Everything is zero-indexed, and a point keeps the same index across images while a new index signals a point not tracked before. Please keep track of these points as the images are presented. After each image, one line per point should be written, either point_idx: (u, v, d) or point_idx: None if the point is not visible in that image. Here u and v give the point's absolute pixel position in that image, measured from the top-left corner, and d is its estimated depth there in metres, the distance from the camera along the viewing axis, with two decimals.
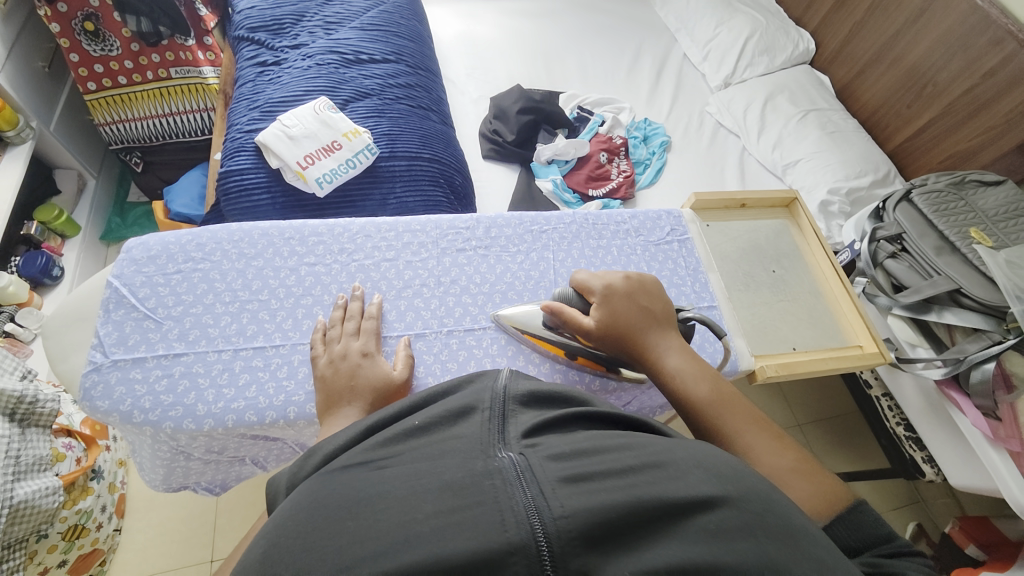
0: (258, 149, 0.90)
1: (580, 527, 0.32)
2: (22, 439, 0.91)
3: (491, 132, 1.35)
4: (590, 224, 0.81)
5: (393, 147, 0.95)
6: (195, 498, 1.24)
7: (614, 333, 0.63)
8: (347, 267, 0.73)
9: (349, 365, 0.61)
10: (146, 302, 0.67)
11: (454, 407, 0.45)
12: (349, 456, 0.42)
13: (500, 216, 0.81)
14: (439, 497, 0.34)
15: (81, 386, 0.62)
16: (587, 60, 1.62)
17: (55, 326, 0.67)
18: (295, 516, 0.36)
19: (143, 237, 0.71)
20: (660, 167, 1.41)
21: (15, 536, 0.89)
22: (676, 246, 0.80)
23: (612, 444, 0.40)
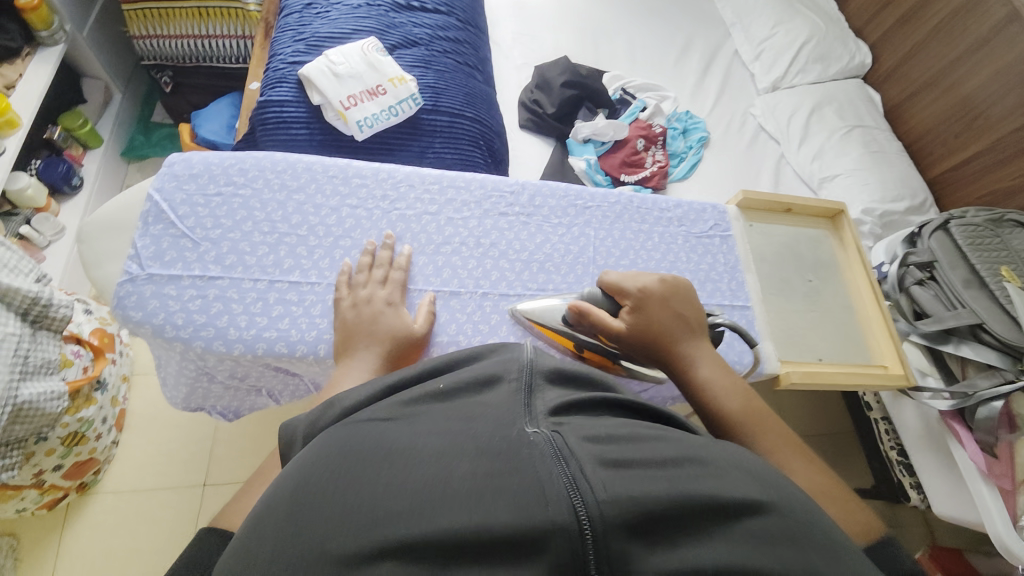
0: (300, 82, 0.87)
1: (625, 513, 0.32)
2: (32, 340, 0.91)
3: (532, 102, 1.32)
4: (635, 207, 0.80)
5: (437, 100, 0.92)
6: (194, 423, 1.26)
7: (644, 335, 0.63)
8: (388, 215, 0.73)
9: (372, 309, 0.62)
10: (185, 220, 0.67)
11: (481, 374, 0.47)
12: (370, 409, 0.43)
13: (545, 185, 0.80)
14: (476, 465, 0.35)
15: (115, 295, 0.62)
16: (635, 42, 1.57)
17: (91, 232, 0.68)
18: (326, 462, 0.37)
19: (186, 153, 0.70)
20: (696, 163, 1.39)
21: (16, 435, 0.90)
22: (717, 241, 0.80)
23: (648, 433, 0.40)
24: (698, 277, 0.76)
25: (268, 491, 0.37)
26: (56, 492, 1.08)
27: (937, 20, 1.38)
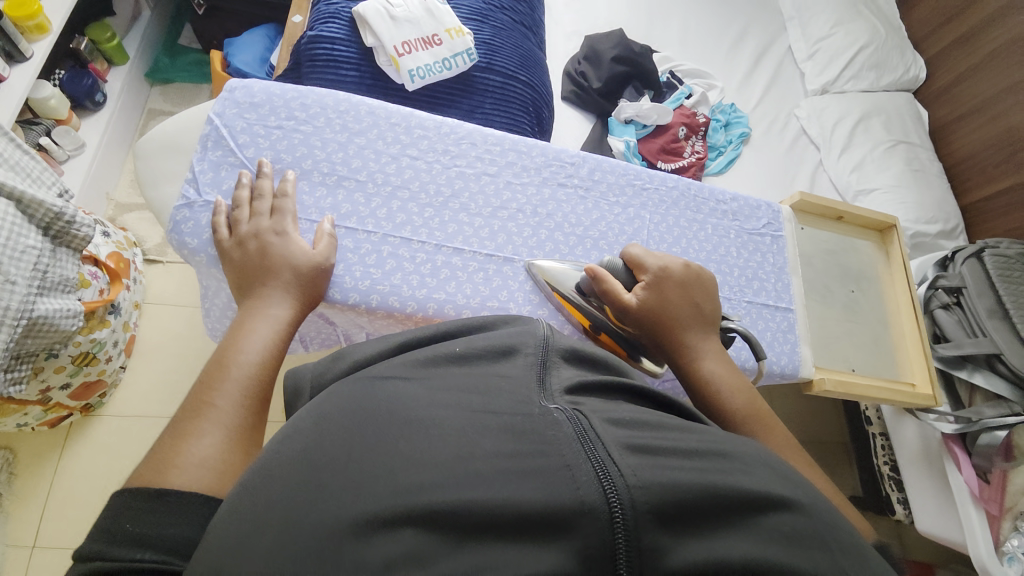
0: (354, 21, 0.84)
1: (654, 502, 0.31)
2: (52, 255, 0.89)
3: (578, 74, 1.28)
4: (691, 194, 0.79)
5: (491, 59, 0.89)
6: (202, 358, 1.26)
7: (656, 316, 0.63)
8: (446, 170, 0.73)
9: (258, 247, 0.60)
10: (244, 149, 0.67)
11: (496, 344, 0.47)
12: (380, 369, 0.43)
13: (606, 161, 0.79)
14: (500, 439, 0.35)
15: (172, 218, 0.64)
16: (688, 24, 1.51)
17: (149, 150, 0.68)
18: (344, 425, 0.36)
19: (247, 81, 0.70)
20: (733, 159, 1.36)
21: (28, 349, 0.89)
22: (768, 239, 0.80)
23: (669, 423, 0.39)
24: (747, 274, 0.76)
25: (274, 448, 0.36)
26: (61, 411, 1.09)
27: (994, 45, 1.35)
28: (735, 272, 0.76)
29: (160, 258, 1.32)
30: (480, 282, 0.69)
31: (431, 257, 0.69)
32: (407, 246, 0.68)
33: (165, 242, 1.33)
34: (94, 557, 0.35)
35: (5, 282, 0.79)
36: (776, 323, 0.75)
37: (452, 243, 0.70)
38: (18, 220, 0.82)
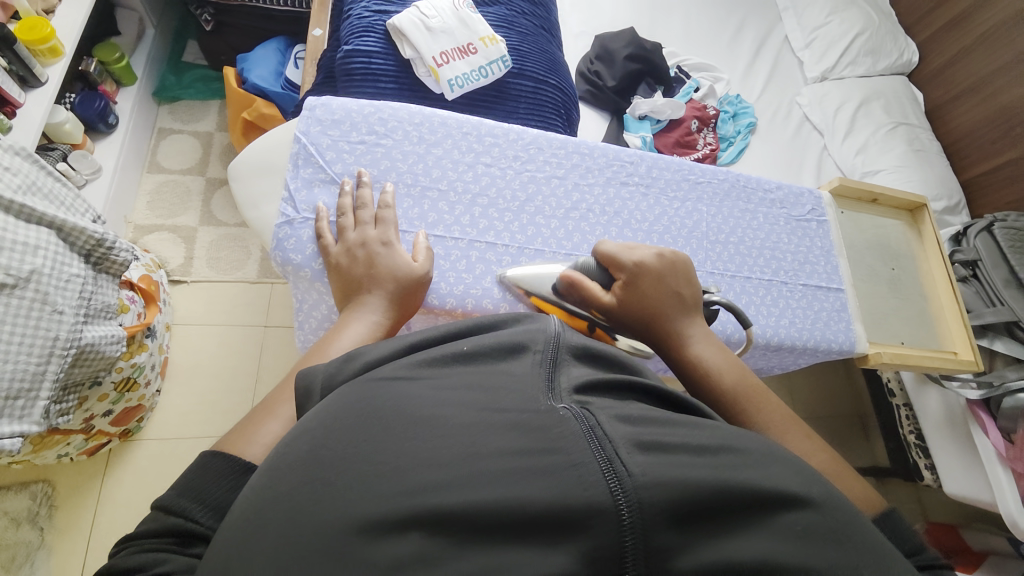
0: (389, 33, 0.85)
1: (662, 499, 0.30)
2: (94, 282, 0.89)
3: (591, 73, 1.31)
4: (742, 186, 0.83)
5: (523, 64, 0.91)
6: (238, 376, 1.26)
7: (633, 311, 0.63)
8: (519, 175, 0.77)
9: (366, 256, 0.64)
10: (332, 165, 0.71)
11: (503, 341, 0.43)
12: (389, 368, 0.40)
13: (661, 157, 0.82)
14: (505, 437, 0.34)
15: (276, 236, 0.68)
16: (691, 18, 1.54)
17: (244, 172, 0.73)
18: (343, 427, 0.35)
19: (326, 99, 0.74)
20: (743, 149, 1.39)
21: (75, 378, 0.88)
22: (815, 224, 0.85)
23: (679, 422, 0.37)
24: (800, 259, 0.82)
25: (277, 450, 0.36)
26: (101, 438, 1.08)
27: (983, 29, 1.41)
28: (788, 257, 0.82)
29: (184, 279, 1.31)
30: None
31: (515, 259, 0.73)
32: (492, 250, 0.73)
33: (188, 262, 1.33)
34: (178, 514, 0.40)
35: (53, 312, 0.78)
36: (830, 304, 0.81)
37: (533, 246, 0.74)
38: (60, 249, 0.81)
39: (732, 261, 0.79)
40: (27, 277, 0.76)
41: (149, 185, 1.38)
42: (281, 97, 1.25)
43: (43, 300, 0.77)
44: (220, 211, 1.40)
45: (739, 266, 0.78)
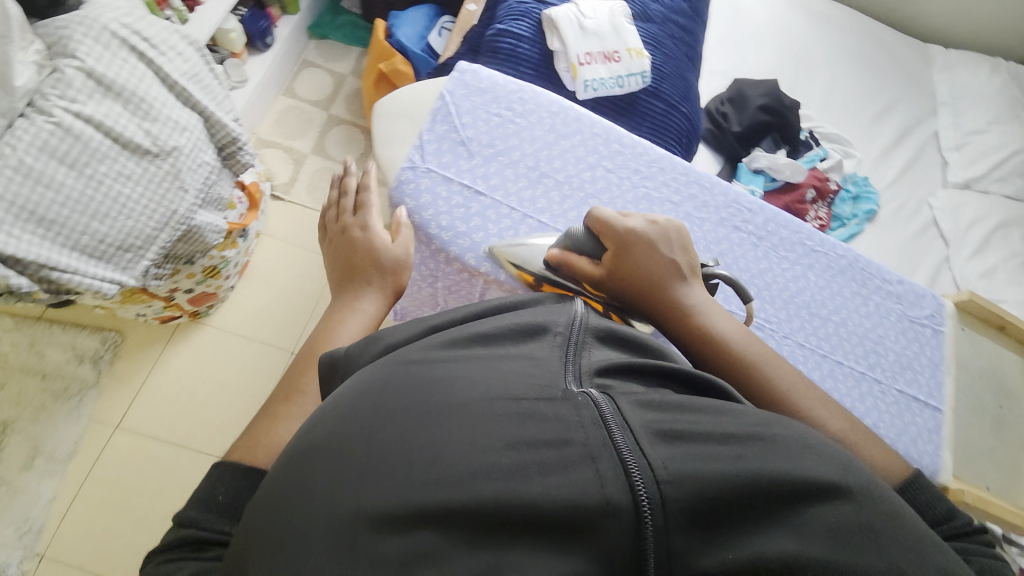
0: (542, 22, 0.88)
1: (687, 496, 0.31)
2: (217, 173, 0.97)
3: (718, 114, 1.28)
4: (860, 267, 0.79)
5: (660, 85, 0.91)
6: (299, 297, 1.34)
7: (635, 284, 0.59)
8: (635, 189, 0.77)
9: (348, 240, 0.68)
10: (466, 129, 0.77)
11: (526, 323, 0.46)
12: (417, 351, 0.42)
13: (783, 214, 0.80)
14: (514, 422, 0.33)
15: (399, 177, 0.75)
16: (837, 86, 1.46)
17: (389, 113, 0.82)
18: (366, 401, 0.36)
19: (477, 67, 0.81)
20: (855, 233, 1.30)
21: (177, 251, 0.97)
22: (928, 331, 0.78)
23: (704, 406, 0.37)
24: (903, 361, 0.75)
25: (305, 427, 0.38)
26: (175, 311, 1.18)
27: None
28: (890, 356, 0.75)
29: (283, 196, 1.42)
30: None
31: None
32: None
33: (290, 183, 1.44)
34: (190, 525, 0.42)
35: (179, 187, 0.86)
36: (922, 420, 0.73)
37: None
38: (202, 136, 0.90)
39: (827, 339, 0.74)
40: (168, 152, 0.84)
41: (279, 105, 1.51)
42: (418, 59, 1.32)
43: (174, 174, 0.85)
44: (332, 147, 1.50)
45: (833, 347, 0.73)
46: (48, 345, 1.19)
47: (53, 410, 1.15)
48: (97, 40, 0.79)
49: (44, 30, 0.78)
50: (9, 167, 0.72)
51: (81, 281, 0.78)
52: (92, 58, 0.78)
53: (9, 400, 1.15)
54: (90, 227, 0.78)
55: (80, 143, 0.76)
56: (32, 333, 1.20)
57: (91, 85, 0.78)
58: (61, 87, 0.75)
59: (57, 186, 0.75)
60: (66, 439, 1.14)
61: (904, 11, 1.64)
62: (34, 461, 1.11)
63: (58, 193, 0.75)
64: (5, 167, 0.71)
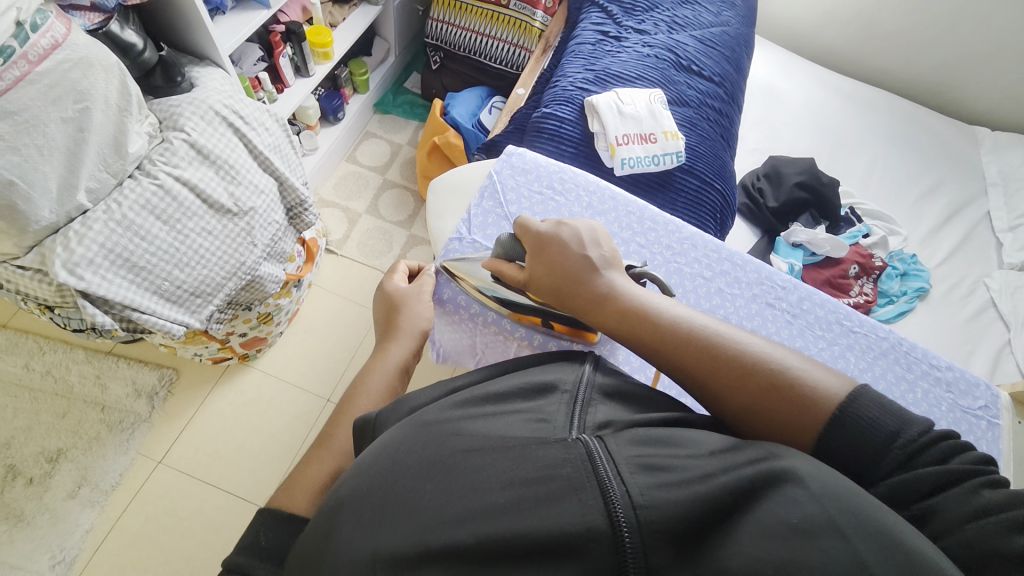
0: (583, 107, 0.97)
1: (661, 522, 0.37)
2: (284, 231, 1.08)
3: (754, 189, 1.33)
4: (902, 350, 0.76)
5: (695, 163, 0.96)
6: (340, 346, 1.41)
7: (552, 285, 0.66)
8: (667, 263, 0.80)
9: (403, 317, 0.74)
10: (509, 205, 0.84)
11: (535, 384, 0.55)
12: (433, 415, 0.50)
13: (818, 294, 0.80)
14: (519, 469, 0.42)
15: (446, 246, 0.81)
16: (877, 164, 1.47)
17: (441, 189, 0.92)
18: (397, 457, 0.45)
19: (522, 150, 0.89)
20: (905, 311, 1.25)
21: (240, 298, 1.06)
22: (983, 423, 0.73)
23: (680, 442, 0.45)
24: None
25: (343, 479, 0.46)
26: (227, 353, 1.25)
27: None
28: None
29: (336, 251, 1.53)
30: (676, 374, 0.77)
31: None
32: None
33: (344, 239, 1.55)
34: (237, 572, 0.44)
35: (249, 242, 0.97)
36: None
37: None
38: (275, 199, 1.01)
39: None
40: (245, 212, 0.94)
41: (341, 170, 1.67)
42: (470, 134, 1.46)
43: (247, 230, 0.96)
44: (384, 208, 1.62)
45: None
46: (111, 379, 1.29)
47: (104, 441, 1.22)
48: (202, 117, 0.90)
49: (158, 108, 0.89)
50: (112, 220, 0.80)
51: (154, 322, 0.87)
52: (196, 131, 0.89)
53: (68, 428, 1.23)
54: (173, 274, 0.88)
55: (174, 203, 0.86)
56: (99, 366, 1.30)
57: (192, 153, 0.88)
58: (168, 155, 0.86)
59: (149, 237, 0.84)
60: (110, 471, 1.19)
61: (944, 95, 1.67)
62: (78, 489, 1.17)
63: (149, 244, 0.84)
64: (109, 219, 0.80)
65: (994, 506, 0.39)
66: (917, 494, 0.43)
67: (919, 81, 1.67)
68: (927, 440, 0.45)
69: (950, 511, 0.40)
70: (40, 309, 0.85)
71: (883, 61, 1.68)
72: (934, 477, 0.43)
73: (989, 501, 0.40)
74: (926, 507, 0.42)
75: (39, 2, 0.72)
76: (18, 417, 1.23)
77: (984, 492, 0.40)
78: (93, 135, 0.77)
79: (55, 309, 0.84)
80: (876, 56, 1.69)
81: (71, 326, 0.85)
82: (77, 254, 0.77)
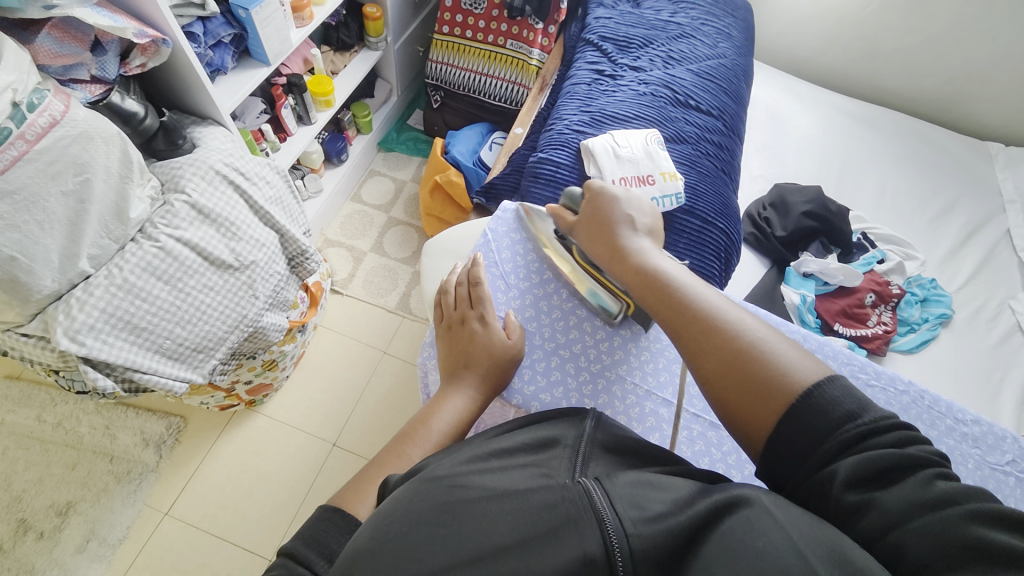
0: (579, 151, 0.98)
1: (653, 552, 0.38)
2: (286, 280, 1.07)
3: (761, 219, 1.30)
4: (925, 404, 0.74)
5: (695, 203, 0.97)
6: (345, 389, 1.40)
7: (592, 237, 0.75)
8: None
9: (467, 333, 0.73)
10: (503, 264, 0.83)
11: (538, 438, 0.51)
12: (442, 468, 0.47)
13: (829, 345, 0.78)
14: (520, 518, 0.40)
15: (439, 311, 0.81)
16: (888, 186, 1.43)
17: (435, 248, 0.94)
18: (402, 514, 0.41)
19: (516, 205, 0.89)
20: (927, 339, 1.19)
21: (243, 348, 1.06)
22: (1015, 480, 0.70)
23: (676, 485, 0.44)
24: None
25: (351, 542, 0.42)
26: (234, 400, 1.24)
27: None
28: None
29: (342, 291, 1.53)
30: (684, 441, 0.71)
31: (640, 402, 0.73)
32: (618, 384, 0.74)
33: (349, 278, 1.56)
34: None
35: (251, 295, 0.97)
36: None
37: (663, 393, 0.74)
38: (276, 251, 1.02)
39: None
40: (246, 265, 0.95)
41: (346, 210, 1.68)
42: (470, 171, 1.46)
43: (248, 284, 0.96)
44: (389, 246, 1.63)
45: None
46: (120, 429, 1.29)
47: (112, 493, 1.22)
48: (203, 178, 0.92)
49: (161, 170, 0.91)
50: (113, 285, 0.81)
51: (156, 380, 0.87)
52: (197, 192, 0.90)
53: (78, 480, 1.23)
54: (174, 332, 0.88)
55: (175, 263, 0.87)
56: (109, 417, 1.31)
57: (193, 214, 0.90)
58: (169, 217, 0.87)
59: (150, 298, 0.85)
60: (118, 524, 1.19)
61: (954, 111, 1.63)
62: (88, 543, 1.17)
63: (150, 304, 0.85)
64: (110, 284, 0.81)
65: (951, 497, 0.38)
66: (866, 480, 0.42)
67: (926, 97, 1.64)
68: (882, 424, 0.44)
69: (901, 500, 0.39)
70: (46, 372, 0.86)
71: (888, 79, 1.66)
72: (889, 462, 0.42)
73: (944, 492, 0.39)
74: (872, 497, 0.41)
75: (39, 82, 0.75)
76: (29, 469, 1.24)
77: (938, 483, 0.40)
78: (94, 205, 0.79)
79: (59, 372, 0.85)
80: (880, 76, 1.66)
81: (74, 389, 0.86)
82: (78, 320, 0.78)
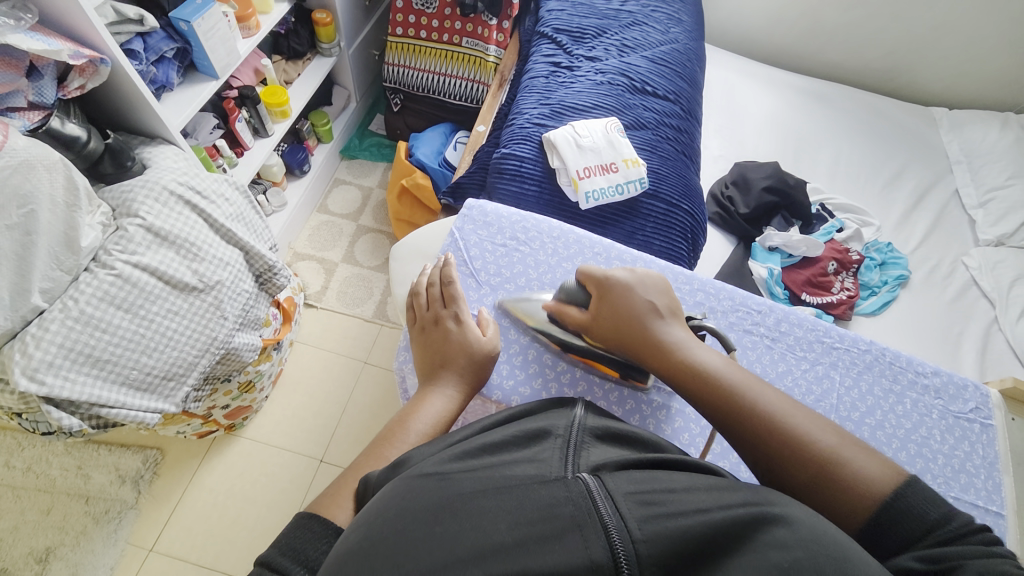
0: (542, 144, 0.99)
1: (659, 557, 0.37)
2: (255, 298, 1.04)
3: (724, 197, 1.34)
4: (887, 362, 0.78)
5: (659, 186, 0.99)
6: (327, 403, 1.37)
7: (613, 333, 0.68)
8: None
9: (441, 333, 0.72)
10: (473, 262, 0.83)
11: (528, 430, 0.51)
12: (433, 467, 0.46)
13: (795, 313, 0.81)
14: (519, 525, 0.38)
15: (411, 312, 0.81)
16: (841, 157, 1.49)
17: (404, 252, 0.93)
18: (393, 513, 0.41)
19: (481, 202, 0.89)
20: (889, 301, 1.24)
21: (216, 371, 1.02)
22: (976, 426, 0.75)
23: (679, 485, 0.43)
24: (957, 467, 0.72)
25: (338, 541, 0.41)
26: (212, 426, 1.21)
27: None
28: (939, 460, 0.72)
29: (316, 304, 1.51)
30: (663, 420, 0.73)
31: (619, 386, 0.75)
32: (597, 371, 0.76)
33: (323, 291, 1.53)
34: None
35: (219, 316, 0.94)
36: None
37: None
38: (242, 268, 0.99)
39: None
40: (212, 286, 0.92)
41: (313, 222, 1.65)
42: (436, 173, 1.45)
43: (216, 305, 0.93)
44: (360, 255, 1.61)
45: None
46: (94, 468, 1.24)
47: (92, 534, 1.17)
48: (157, 199, 0.88)
49: (110, 195, 0.88)
50: (70, 317, 0.78)
51: (126, 413, 0.84)
52: (152, 215, 0.87)
53: (53, 526, 1.18)
54: (140, 361, 0.85)
55: (135, 289, 0.83)
56: (80, 456, 1.25)
57: (149, 237, 0.86)
58: (123, 242, 0.84)
59: (111, 329, 0.81)
60: (101, 566, 1.14)
61: (897, 80, 1.71)
62: None
63: (112, 335, 0.81)
64: (66, 317, 0.77)
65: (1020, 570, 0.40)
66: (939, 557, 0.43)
67: (870, 69, 1.71)
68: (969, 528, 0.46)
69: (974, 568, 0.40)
70: (7, 416, 0.82)
71: (833, 54, 1.72)
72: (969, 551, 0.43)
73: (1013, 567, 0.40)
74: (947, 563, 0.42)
75: None
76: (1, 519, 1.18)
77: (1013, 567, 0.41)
78: (41, 236, 0.75)
79: (20, 416, 0.81)
80: (826, 51, 1.72)
81: (40, 431, 0.82)
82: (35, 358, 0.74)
